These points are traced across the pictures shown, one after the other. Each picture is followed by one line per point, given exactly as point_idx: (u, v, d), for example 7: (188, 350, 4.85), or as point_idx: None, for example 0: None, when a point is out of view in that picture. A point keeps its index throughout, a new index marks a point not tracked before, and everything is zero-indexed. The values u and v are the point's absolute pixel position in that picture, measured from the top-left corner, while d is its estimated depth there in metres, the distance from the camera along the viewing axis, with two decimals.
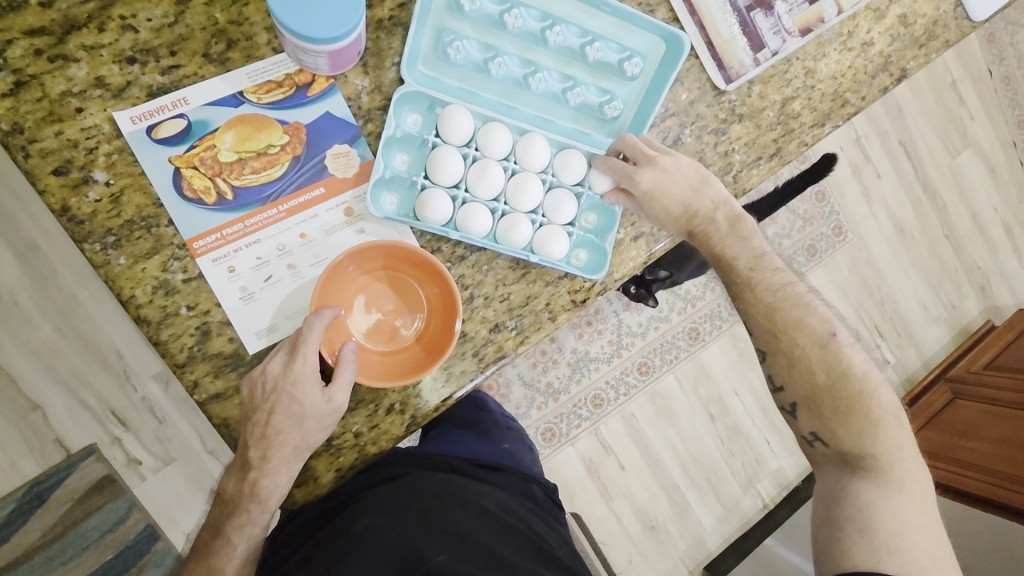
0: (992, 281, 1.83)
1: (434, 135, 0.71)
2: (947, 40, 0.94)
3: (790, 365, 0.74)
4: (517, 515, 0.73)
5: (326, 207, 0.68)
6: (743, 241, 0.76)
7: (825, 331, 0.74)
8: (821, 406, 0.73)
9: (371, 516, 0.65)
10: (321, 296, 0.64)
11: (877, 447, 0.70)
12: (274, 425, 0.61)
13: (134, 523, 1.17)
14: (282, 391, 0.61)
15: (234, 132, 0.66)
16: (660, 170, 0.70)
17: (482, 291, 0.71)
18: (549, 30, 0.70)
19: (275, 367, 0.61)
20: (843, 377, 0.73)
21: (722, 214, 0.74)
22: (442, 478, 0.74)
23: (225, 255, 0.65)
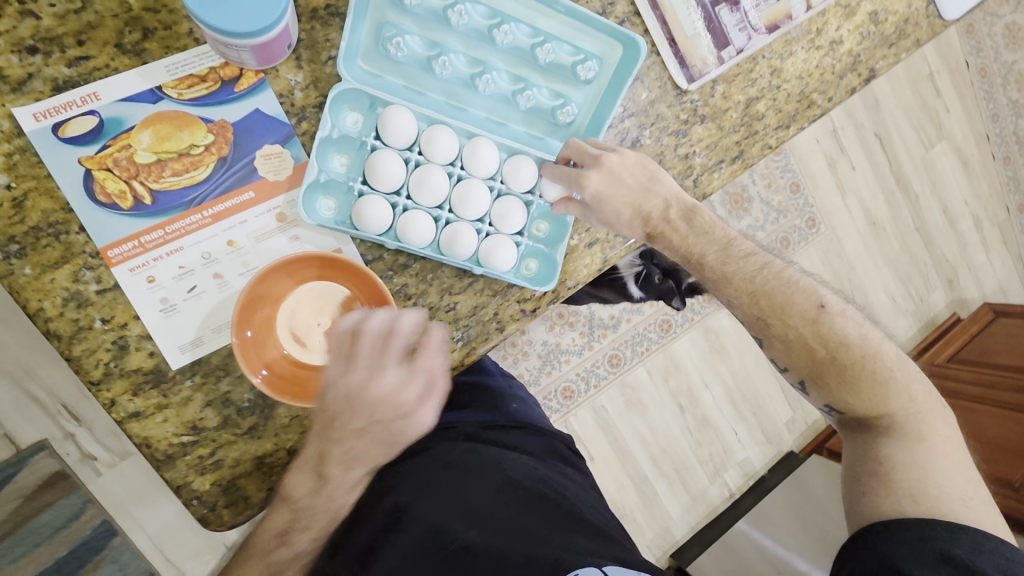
0: (960, 275, 1.85)
1: (374, 137, 0.67)
2: (918, 39, 0.92)
3: (787, 347, 0.69)
4: (545, 479, 0.71)
5: (256, 212, 0.64)
6: (706, 234, 0.70)
7: (814, 303, 0.69)
8: (825, 379, 0.67)
9: (397, 490, 0.68)
10: (243, 316, 0.59)
11: (891, 405, 0.66)
12: (356, 450, 0.57)
13: (89, 518, 1.13)
14: (376, 421, 0.57)
15: (152, 131, 0.61)
16: (607, 173, 0.66)
17: (426, 301, 0.68)
18: (497, 28, 0.65)
19: (379, 387, 0.57)
20: (842, 346, 0.67)
21: (676, 211, 0.69)
22: (466, 446, 0.72)
23: (143, 264, 0.61)
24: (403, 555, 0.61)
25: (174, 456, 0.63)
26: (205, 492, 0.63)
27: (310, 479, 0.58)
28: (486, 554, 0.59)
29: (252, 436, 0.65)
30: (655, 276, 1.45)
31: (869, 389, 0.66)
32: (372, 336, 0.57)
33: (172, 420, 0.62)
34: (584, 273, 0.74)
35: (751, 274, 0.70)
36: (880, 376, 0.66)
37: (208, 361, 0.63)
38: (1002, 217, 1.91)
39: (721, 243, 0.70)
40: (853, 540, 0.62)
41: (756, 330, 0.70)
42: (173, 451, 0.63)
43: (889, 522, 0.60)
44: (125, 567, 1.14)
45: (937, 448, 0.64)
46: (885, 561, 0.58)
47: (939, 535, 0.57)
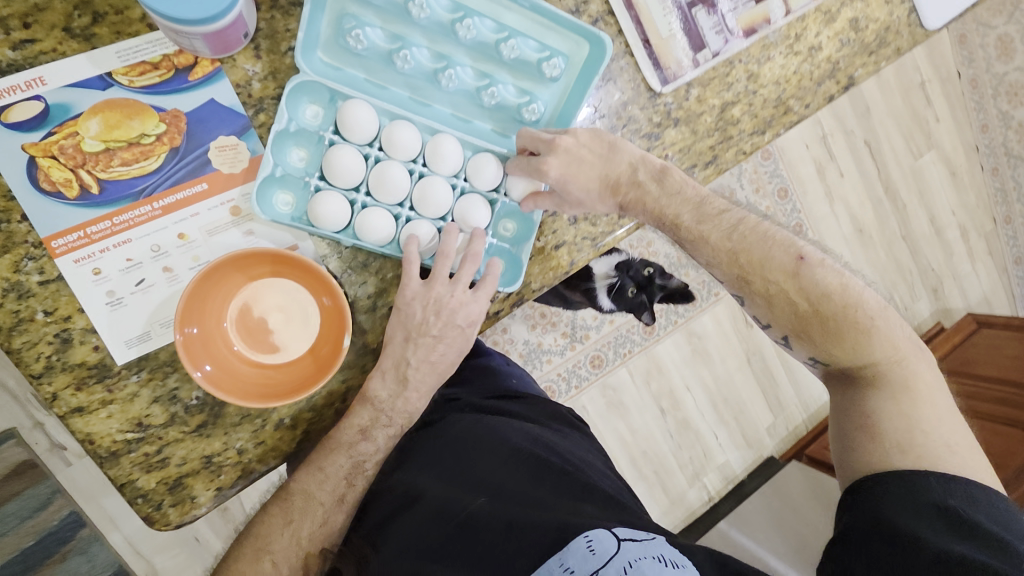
0: (945, 284, 1.84)
1: (332, 131, 0.65)
2: (898, 48, 0.91)
3: (768, 303, 0.68)
4: (552, 446, 0.70)
5: (209, 205, 0.62)
6: (677, 195, 0.69)
7: (793, 255, 0.68)
8: (809, 330, 0.66)
9: (407, 468, 0.68)
10: (186, 313, 0.58)
11: (875, 352, 0.64)
12: (439, 350, 0.66)
13: (56, 510, 1.07)
14: (455, 327, 0.66)
15: (101, 119, 0.59)
16: (563, 155, 0.65)
17: (384, 301, 0.67)
18: (460, 22, 0.63)
19: (459, 299, 0.65)
20: (824, 297, 0.66)
21: (645, 173, 0.68)
22: (472, 419, 0.73)
23: (89, 256, 0.59)
24: (413, 530, 0.60)
25: (119, 453, 0.61)
26: (151, 490, 0.62)
27: (393, 381, 0.65)
28: (494, 521, 0.58)
29: (201, 434, 0.63)
30: (629, 287, 1.46)
31: (851, 338, 0.65)
32: (450, 258, 0.65)
33: (117, 416, 0.61)
34: (549, 276, 0.73)
35: (724, 232, 0.69)
36: (863, 326, 0.65)
37: (156, 356, 0.62)
38: (988, 227, 1.91)
39: (693, 203, 0.69)
40: (846, 497, 0.60)
41: (737, 289, 0.69)
42: (117, 448, 0.61)
43: (883, 478, 0.58)
44: (92, 560, 1.09)
45: (924, 398, 0.62)
46: (879, 517, 0.56)
47: (934, 489, 0.55)
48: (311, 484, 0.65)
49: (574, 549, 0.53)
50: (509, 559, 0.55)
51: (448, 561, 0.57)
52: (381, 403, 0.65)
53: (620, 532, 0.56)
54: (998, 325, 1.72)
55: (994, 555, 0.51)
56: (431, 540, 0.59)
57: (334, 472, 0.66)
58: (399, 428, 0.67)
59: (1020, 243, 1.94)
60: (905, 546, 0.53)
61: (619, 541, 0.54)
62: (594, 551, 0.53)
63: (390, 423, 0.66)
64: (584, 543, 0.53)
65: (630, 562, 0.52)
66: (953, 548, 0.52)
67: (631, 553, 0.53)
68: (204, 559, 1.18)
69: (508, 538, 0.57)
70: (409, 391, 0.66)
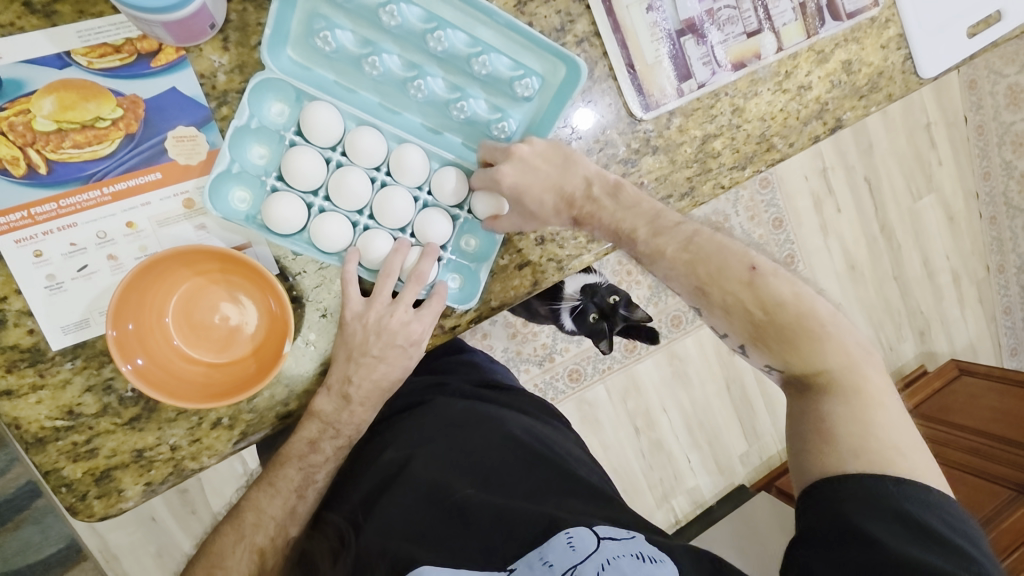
0: (932, 327, 1.82)
1: (295, 132, 0.64)
2: (890, 94, 0.90)
3: (726, 314, 0.64)
4: (542, 438, 0.72)
5: (162, 195, 0.61)
6: (633, 208, 0.65)
7: (745, 264, 0.63)
8: (766, 339, 0.62)
9: (396, 447, 0.69)
10: (122, 307, 0.57)
11: (828, 360, 0.60)
12: (381, 370, 0.64)
13: (13, 478, 1.04)
14: (397, 346, 0.63)
15: (55, 98, 0.58)
16: (519, 165, 0.63)
17: (330, 309, 0.66)
18: (431, 34, 0.62)
19: (401, 318, 0.63)
20: (778, 306, 0.62)
21: (600, 188, 0.65)
22: (465, 405, 0.73)
23: (31, 237, 0.58)
24: (401, 509, 0.62)
25: (46, 440, 0.59)
26: (75, 480, 0.60)
27: (337, 397, 0.63)
28: (484, 509, 0.61)
29: (133, 428, 0.62)
30: (591, 313, 1.24)
31: (807, 348, 0.61)
32: (394, 276, 0.63)
33: (47, 402, 0.59)
34: (510, 294, 0.71)
35: (681, 245, 0.64)
36: (817, 334, 0.61)
37: (94, 344, 0.60)
38: (981, 275, 1.90)
39: (649, 217, 0.65)
40: (806, 496, 0.57)
41: (693, 300, 0.65)
42: (44, 434, 0.59)
43: (844, 480, 0.54)
44: (45, 531, 1.07)
45: (872, 401, 0.58)
46: (844, 523, 0.52)
47: (892, 495, 0.52)
48: (262, 498, 0.65)
49: (555, 543, 0.57)
50: (495, 547, 0.58)
51: (433, 542, 0.59)
52: (327, 416, 0.63)
53: (601, 531, 0.58)
54: (980, 373, 1.69)
55: (954, 562, 0.49)
56: (419, 520, 0.61)
57: (285, 486, 0.65)
58: (345, 442, 0.66)
59: (1010, 293, 1.92)
60: (869, 556, 0.51)
61: (599, 540, 0.57)
62: (573, 548, 0.56)
63: (338, 435, 0.65)
64: (564, 539, 0.57)
65: (608, 559, 0.55)
66: (914, 556, 0.50)
67: (611, 551, 0.56)
68: (160, 538, 1.16)
69: (495, 527, 0.59)
70: (354, 405, 0.64)
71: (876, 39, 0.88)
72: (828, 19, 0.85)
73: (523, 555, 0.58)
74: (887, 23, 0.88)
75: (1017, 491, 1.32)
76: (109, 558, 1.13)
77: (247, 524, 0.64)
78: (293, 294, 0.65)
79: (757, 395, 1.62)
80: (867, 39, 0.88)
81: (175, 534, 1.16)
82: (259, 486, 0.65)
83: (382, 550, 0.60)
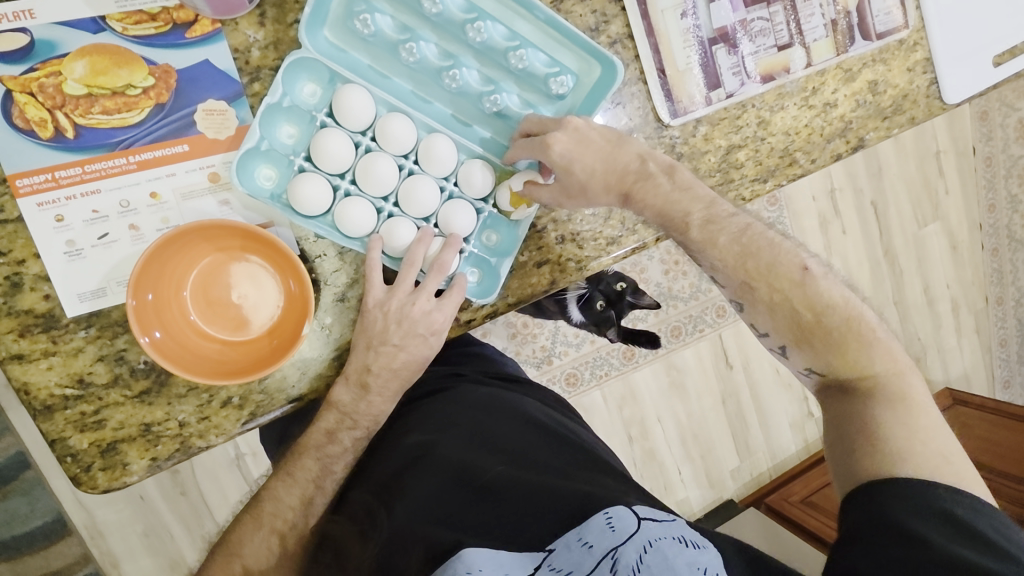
0: (929, 354, 1.83)
1: (326, 114, 0.63)
2: (914, 117, 0.90)
3: (770, 311, 0.66)
4: (563, 426, 0.78)
5: (188, 167, 0.60)
6: (689, 191, 0.66)
7: (798, 263, 0.66)
8: (811, 340, 0.65)
9: (420, 431, 0.71)
10: (143, 277, 0.56)
11: (876, 365, 0.63)
12: (402, 360, 0.63)
13: (3, 448, 1.02)
14: (417, 335, 0.62)
15: (87, 62, 0.57)
16: (571, 133, 0.63)
17: (352, 294, 0.65)
18: (472, 24, 0.62)
19: (422, 308, 0.62)
20: (827, 309, 0.65)
21: (654, 164, 0.65)
22: (484, 393, 0.78)
23: (54, 201, 0.57)
24: (431, 488, 0.63)
25: (54, 408, 0.58)
26: (81, 450, 0.59)
27: (354, 387, 0.63)
28: (516, 485, 0.62)
29: (143, 401, 0.61)
30: (598, 301, 1.24)
31: (856, 350, 0.63)
32: (417, 266, 0.63)
33: (57, 369, 0.58)
34: (527, 291, 0.71)
35: (733, 236, 0.66)
36: (865, 338, 0.64)
37: (108, 314, 0.59)
38: (980, 306, 1.91)
39: (705, 202, 0.66)
40: (848, 498, 0.58)
41: (740, 294, 0.67)
42: (53, 402, 0.58)
43: (887, 481, 0.55)
44: (33, 503, 1.05)
45: (920, 408, 0.60)
46: (885, 519, 0.54)
47: (941, 499, 0.53)
48: (280, 489, 0.66)
49: (594, 523, 0.58)
50: (529, 528, 0.60)
51: (467, 525, 0.60)
52: (345, 407, 0.63)
53: (640, 511, 0.60)
54: (975, 404, 1.68)
55: (1002, 562, 0.50)
56: (450, 502, 0.62)
57: (303, 476, 0.66)
58: (363, 433, 0.66)
59: (1007, 326, 1.94)
60: (910, 550, 0.52)
61: (639, 520, 0.59)
62: (614, 528, 0.57)
63: (355, 426, 0.65)
64: (603, 520, 0.58)
65: (650, 540, 0.57)
66: (961, 555, 0.50)
67: (651, 533, 0.57)
68: (147, 518, 1.14)
69: (528, 505, 0.61)
70: (372, 395, 0.63)
71: (903, 62, 0.88)
72: (858, 38, 0.86)
73: (561, 535, 0.59)
74: (915, 47, 0.89)
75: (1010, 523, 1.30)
76: (94, 535, 1.12)
77: (264, 513, 0.66)
78: (312, 277, 0.64)
79: (752, 411, 1.62)
80: (894, 60, 0.88)
81: (164, 515, 1.15)
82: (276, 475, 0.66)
83: (415, 535, 0.59)
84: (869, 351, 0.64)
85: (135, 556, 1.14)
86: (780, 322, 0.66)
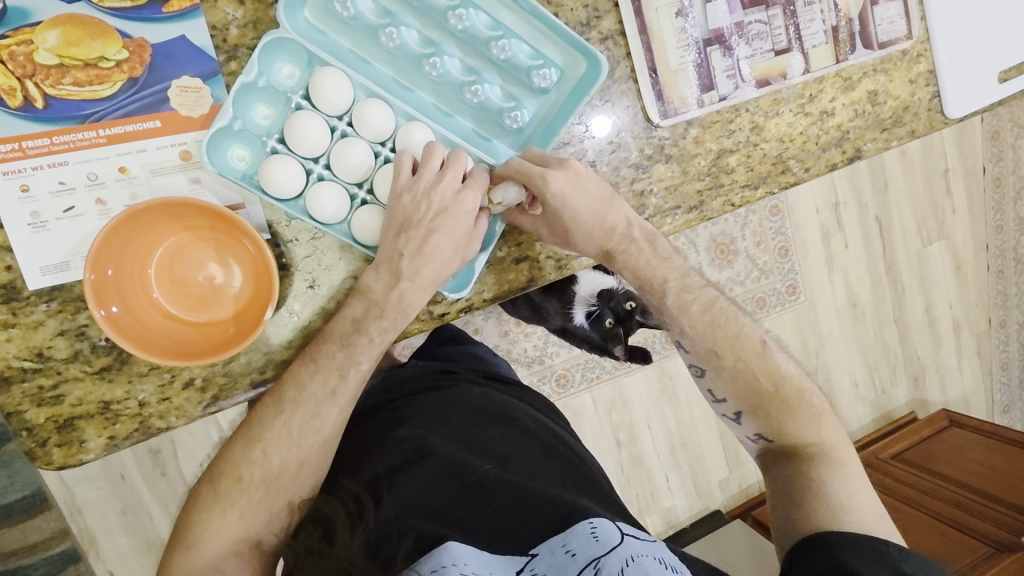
0: (926, 374, 1.81)
1: (302, 96, 0.62)
2: (914, 130, 0.88)
3: (732, 380, 0.69)
4: (554, 434, 0.77)
5: (159, 143, 0.59)
6: (667, 261, 0.68)
7: (759, 337, 0.69)
8: (768, 411, 0.67)
9: (411, 424, 0.70)
10: (103, 252, 0.55)
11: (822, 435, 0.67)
12: (433, 242, 0.60)
13: None
14: (451, 215, 0.60)
15: (60, 32, 0.56)
16: (570, 175, 0.62)
17: (322, 281, 0.64)
18: (453, 11, 0.60)
19: (450, 189, 0.61)
20: (784, 380, 0.68)
21: (640, 231, 0.66)
22: (478, 392, 0.77)
23: (20, 171, 0.56)
24: (419, 484, 0.63)
25: (11, 380, 0.58)
26: (37, 425, 0.58)
27: (387, 275, 0.61)
28: (503, 487, 0.63)
29: (102, 377, 0.60)
30: (607, 319, 1.11)
31: (805, 420, 0.67)
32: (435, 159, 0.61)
33: (17, 341, 0.57)
34: (504, 288, 0.70)
35: (704, 306, 0.69)
36: (815, 410, 0.68)
37: (72, 288, 0.59)
38: (982, 328, 1.88)
39: (681, 270, 0.69)
40: (809, 539, 0.59)
41: (703, 360, 0.69)
42: (10, 374, 0.58)
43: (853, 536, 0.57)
44: (12, 474, 0.96)
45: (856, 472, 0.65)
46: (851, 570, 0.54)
47: (893, 555, 0.56)
48: (303, 373, 0.61)
49: (579, 532, 0.58)
50: (515, 529, 0.60)
51: (455, 521, 0.60)
52: (375, 295, 0.61)
53: (623, 528, 0.61)
54: (971, 427, 1.65)
55: None
56: (439, 497, 0.62)
57: (327, 363, 0.61)
58: (390, 326, 0.62)
59: (1009, 349, 1.91)
60: None
61: (622, 536, 0.59)
62: (598, 538, 0.57)
63: (383, 316, 0.61)
64: (588, 529, 0.58)
65: (631, 556, 0.55)
66: None
67: (633, 549, 0.56)
68: (126, 497, 1.14)
69: (516, 508, 0.61)
70: (403, 283, 0.60)
71: (906, 73, 0.86)
72: (859, 46, 0.83)
73: (545, 541, 0.59)
74: (919, 58, 0.87)
75: (996, 549, 1.26)
76: (73, 510, 1.12)
77: (221, 501, 0.60)
78: (282, 261, 0.63)
79: None
80: (896, 71, 0.86)
81: (142, 495, 1.15)
82: (231, 453, 0.62)
83: (405, 525, 0.59)
84: (814, 418, 0.67)
85: (113, 534, 1.14)
86: (738, 390, 0.69)
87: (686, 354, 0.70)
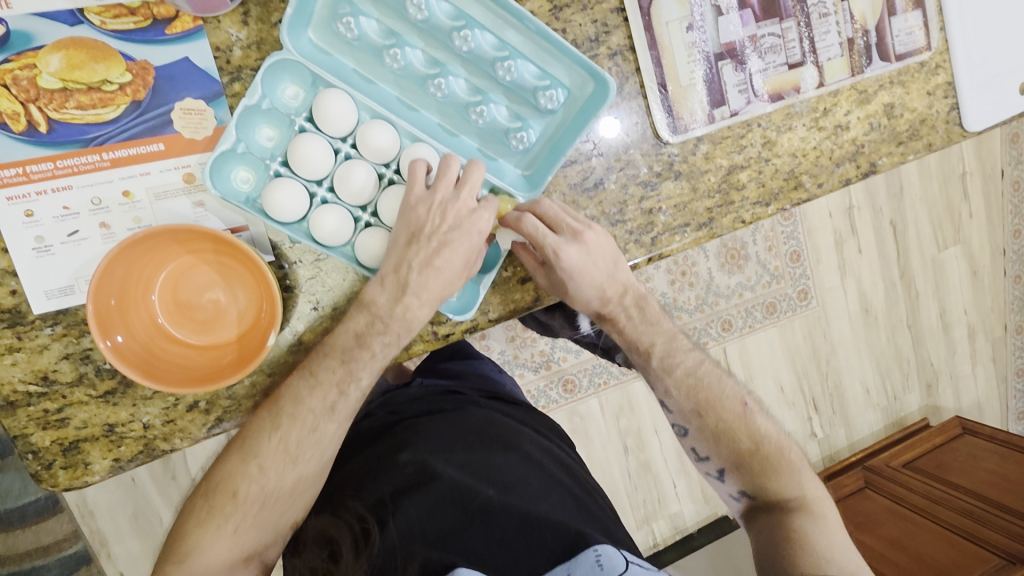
0: (940, 381, 1.78)
1: (306, 118, 0.62)
2: (931, 143, 0.85)
3: (714, 439, 0.69)
4: (558, 456, 0.76)
5: (162, 166, 0.59)
6: (655, 326, 0.71)
7: (740, 399, 0.71)
8: (750, 470, 0.68)
9: (414, 449, 0.67)
10: (106, 279, 0.55)
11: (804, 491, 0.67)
12: (445, 255, 0.59)
13: None
14: (464, 230, 0.59)
15: (63, 56, 0.56)
16: (580, 242, 0.62)
17: (326, 303, 0.64)
18: (458, 32, 0.60)
19: (465, 205, 0.60)
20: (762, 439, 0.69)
21: (632, 299, 0.69)
22: (483, 414, 0.75)
23: (24, 196, 0.56)
24: (422, 511, 0.62)
25: (17, 404, 0.58)
26: (43, 448, 0.58)
27: (393, 285, 0.59)
28: (507, 514, 0.63)
29: (106, 401, 0.60)
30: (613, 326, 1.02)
31: (786, 476, 0.67)
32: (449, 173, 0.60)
33: (22, 365, 0.58)
34: (510, 307, 0.69)
35: (687, 371, 0.71)
36: (794, 466, 0.68)
37: (76, 312, 0.59)
38: (998, 335, 1.84)
39: (667, 336, 0.71)
40: None
41: (685, 419, 0.71)
42: (15, 398, 0.58)
43: None
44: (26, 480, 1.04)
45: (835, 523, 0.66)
46: None
47: None
48: (302, 387, 0.60)
49: (584, 561, 0.60)
50: (520, 555, 0.62)
51: (461, 547, 0.61)
52: (379, 308, 0.59)
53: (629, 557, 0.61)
54: (983, 435, 1.61)
55: None
56: (441, 521, 0.62)
57: (328, 375, 0.60)
58: (394, 340, 0.61)
59: None
60: None
61: (628, 562, 0.60)
62: (602, 566, 0.59)
63: (386, 329, 0.60)
64: (593, 557, 0.60)
65: None
66: None
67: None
68: (136, 500, 1.14)
69: (520, 536, 0.62)
70: (410, 293, 0.59)
71: (923, 85, 0.84)
72: (875, 59, 0.81)
73: (550, 569, 0.61)
74: (937, 69, 0.84)
75: (1007, 561, 1.23)
76: (86, 513, 1.11)
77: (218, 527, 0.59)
78: (286, 283, 0.63)
79: None
80: (913, 83, 0.84)
81: (153, 498, 1.15)
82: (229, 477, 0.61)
83: (410, 550, 0.60)
84: (794, 475, 0.68)
85: (124, 538, 1.14)
86: (719, 450, 0.69)
87: (669, 415, 0.71)
